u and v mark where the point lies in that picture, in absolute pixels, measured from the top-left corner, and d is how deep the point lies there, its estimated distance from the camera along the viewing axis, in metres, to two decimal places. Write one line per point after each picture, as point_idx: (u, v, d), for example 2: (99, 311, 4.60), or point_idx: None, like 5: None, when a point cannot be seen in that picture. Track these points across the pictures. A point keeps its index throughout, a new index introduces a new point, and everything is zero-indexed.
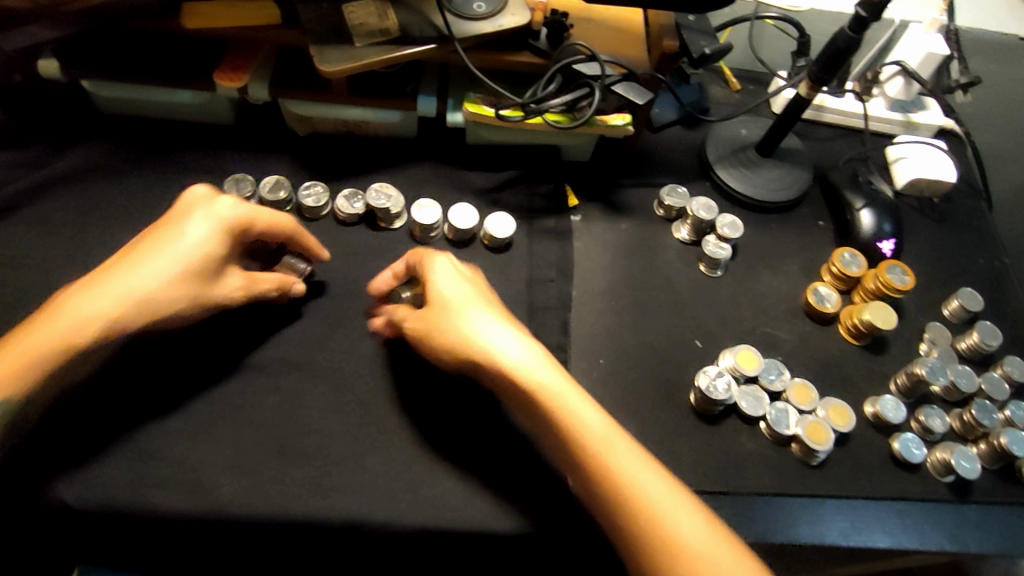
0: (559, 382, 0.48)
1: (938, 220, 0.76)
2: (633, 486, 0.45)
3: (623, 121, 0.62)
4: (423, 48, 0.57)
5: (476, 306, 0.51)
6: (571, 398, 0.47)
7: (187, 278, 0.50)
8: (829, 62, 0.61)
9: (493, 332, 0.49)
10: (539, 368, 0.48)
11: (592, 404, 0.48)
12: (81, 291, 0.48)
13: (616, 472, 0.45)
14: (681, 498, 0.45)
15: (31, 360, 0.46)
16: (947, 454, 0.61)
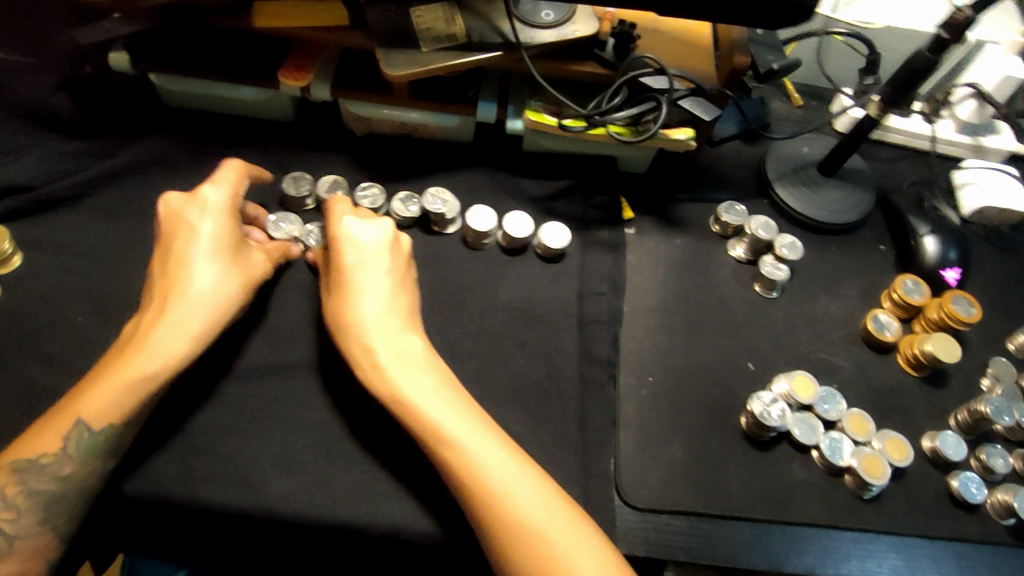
0: (454, 415, 0.50)
1: (1005, 250, 0.73)
2: (485, 480, 0.48)
3: (685, 134, 0.61)
4: (488, 56, 0.57)
5: (359, 296, 0.54)
6: (468, 435, 0.49)
7: (235, 270, 0.54)
8: (904, 82, 0.60)
9: (367, 325, 0.53)
10: (406, 357, 0.52)
11: (488, 436, 0.50)
12: (154, 316, 0.51)
13: (505, 511, 0.47)
14: (541, 502, 0.48)
15: (140, 386, 0.48)
16: (1010, 496, 0.58)
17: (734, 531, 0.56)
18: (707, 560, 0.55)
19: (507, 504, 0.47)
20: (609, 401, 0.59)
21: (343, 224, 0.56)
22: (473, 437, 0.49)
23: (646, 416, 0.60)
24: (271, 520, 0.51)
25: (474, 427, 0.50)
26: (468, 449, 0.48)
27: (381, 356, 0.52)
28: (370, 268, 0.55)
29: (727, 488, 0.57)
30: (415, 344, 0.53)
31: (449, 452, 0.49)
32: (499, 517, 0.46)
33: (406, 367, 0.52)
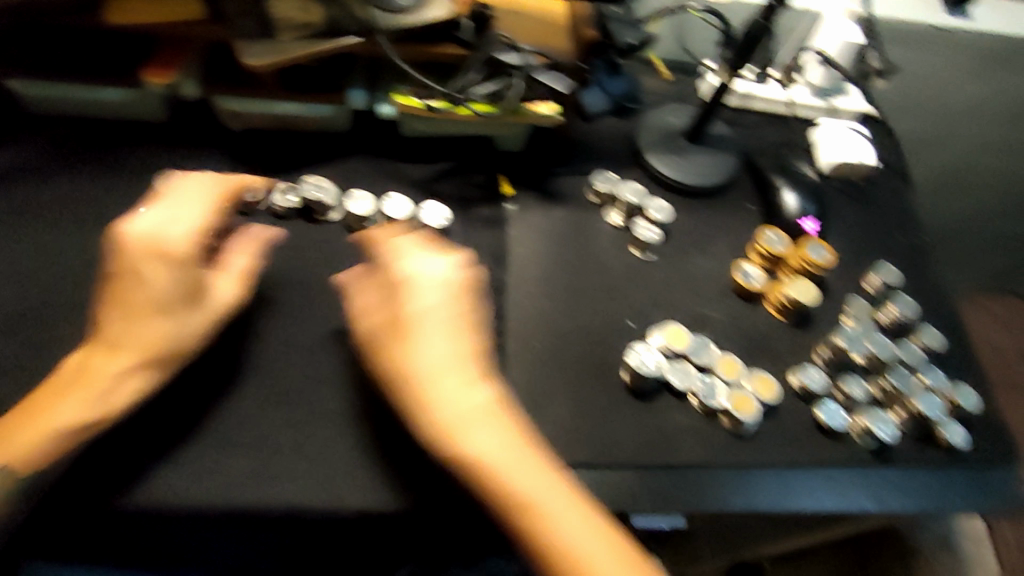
0: (485, 419, 0.52)
1: (860, 201, 0.79)
2: (520, 492, 0.50)
3: (548, 108, 0.64)
4: (348, 41, 0.59)
5: (417, 301, 0.55)
6: (490, 432, 0.51)
7: (188, 260, 0.54)
8: (744, 49, 0.65)
9: (410, 333, 0.54)
10: (444, 367, 0.53)
11: (521, 447, 0.51)
12: (105, 351, 0.51)
13: (547, 525, 0.49)
14: (535, 472, 0.51)
15: (64, 429, 0.48)
16: (867, 420, 0.64)
17: (624, 478, 0.58)
18: (599, 508, 0.57)
19: (542, 517, 0.49)
20: (496, 366, 0.62)
21: (398, 249, 0.57)
22: (500, 449, 0.51)
23: (534, 379, 0.62)
24: (161, 513, 0.51)
25: (497, 426, 0.52)
26: (510, 473, 0.50)
27: (155, 267, 0.52)
28: (422, 289, 0.55)
29: (613, 438, 0.60)
30: (444, 350, 0.54)
31: (451, 445, 0.51)
32: (541, 530, 0.48)
33: (441, 369, 0.53)
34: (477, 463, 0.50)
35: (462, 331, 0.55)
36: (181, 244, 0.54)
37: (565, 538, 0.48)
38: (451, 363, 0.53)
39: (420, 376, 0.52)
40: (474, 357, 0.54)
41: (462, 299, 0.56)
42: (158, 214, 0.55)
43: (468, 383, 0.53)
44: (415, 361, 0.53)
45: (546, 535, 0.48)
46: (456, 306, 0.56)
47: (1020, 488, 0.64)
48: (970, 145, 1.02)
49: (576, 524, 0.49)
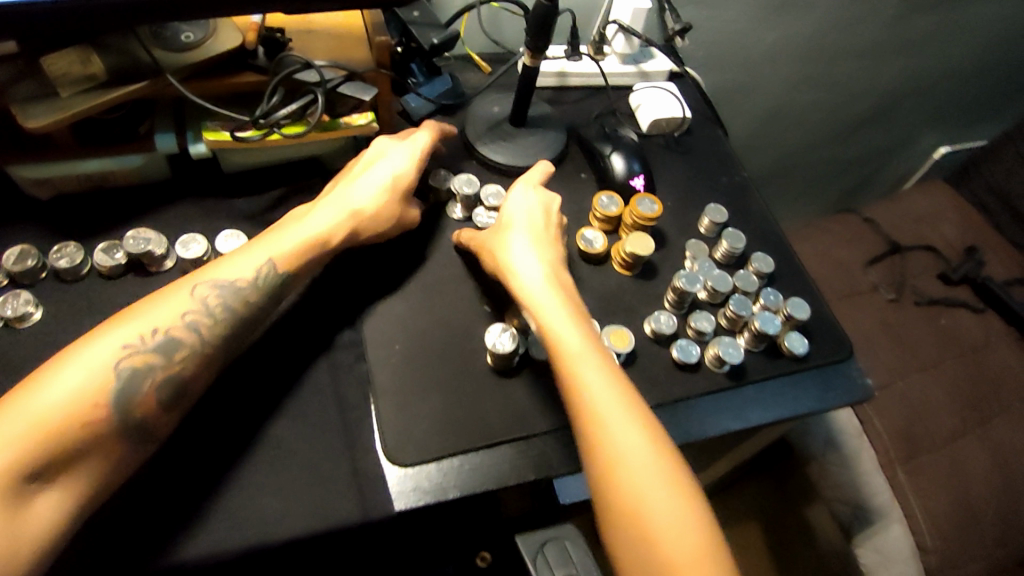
0: (569, 330, 0.59)
1: (682, 152, 0.86)
2: (593, 408, 0.55)
3: (366, 118, 0.65)
4: (133, 86, 0.57)
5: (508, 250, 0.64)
6: (567, 334, 0.58)
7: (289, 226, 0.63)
8: (539, 27, 0.68)
9: (521, 282, 0.62)
10: (537, 287, 0.61)
11: (602, 369, 0.57)
12: (120, 319, 0.55)
13: (603, 436, 0.54)
14: (603, 384, 0.56)
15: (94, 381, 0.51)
16: (716, 348, 0.69)
17: (501, 454, 0.61)
18: (481, 488, 0.59)
19: (602, 430, 0.54)
20: (361, 378, 0.64)
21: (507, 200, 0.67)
22: (582, 351, 0.57)
23: (401, 381, 0.63)
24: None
25: (578, 333, 0.59)
26: (583, 381, 0.56)
27: (300, 240, 0.62)
28: (401, 167, 0.68)
29: (487, 419, 0.62)
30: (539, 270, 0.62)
31: (561, 363, 0.57)
32: (595, 443, 0.54)
33: (342, 214, 0.65)
34: (319, 247, 0.63)
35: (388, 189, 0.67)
36: (256, 249, 0.61)
37: (614, 439, 0.53)
38: (344, 221, 0.64)
39: (370, 212, 0.66)
40: (398, 193, 0.67)
41: (550, 232, 0.67)
42: (328, 206, 0.65)
43: (375, 214, 0.66)
44: (535, 294, 0.61)
45: (602, 445, 0.53)
46: (550, 251, 0.65)
47: (854, 378, 0.72)
48: (780, 85, 1.12)
49: (632, 433, 0.53)
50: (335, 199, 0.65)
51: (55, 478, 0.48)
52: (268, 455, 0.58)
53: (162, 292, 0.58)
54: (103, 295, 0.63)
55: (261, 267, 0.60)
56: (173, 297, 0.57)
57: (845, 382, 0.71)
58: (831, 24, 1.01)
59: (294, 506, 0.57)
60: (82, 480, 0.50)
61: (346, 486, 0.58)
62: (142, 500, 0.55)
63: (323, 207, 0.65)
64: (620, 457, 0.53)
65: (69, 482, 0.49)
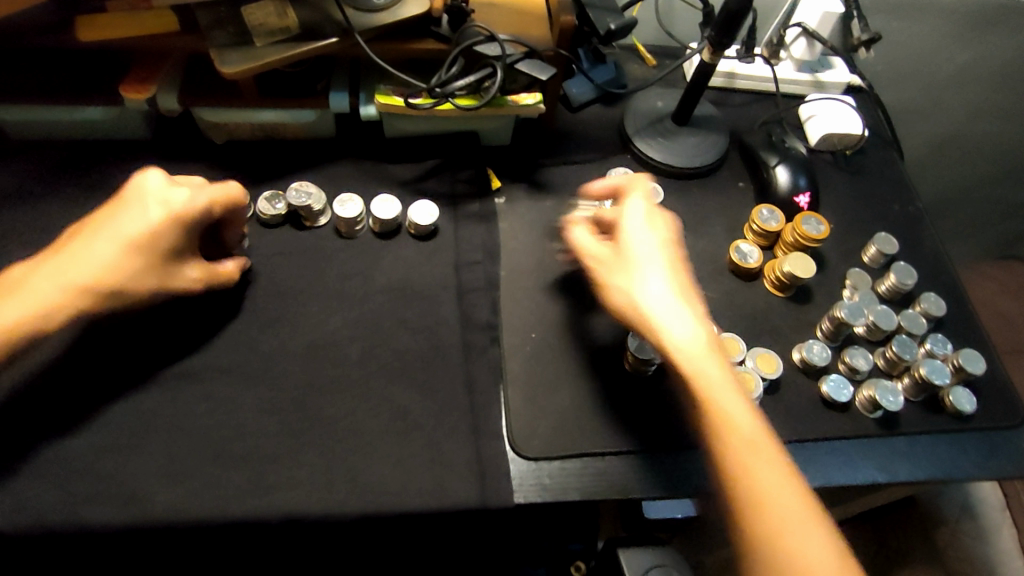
0: (721, 400, 0.47)
1: (852, 172, 0.79)
2: (769, 512, 0.43)
3: (533, 99, 0.64)
4: (325, 43, 0.59)
5: (646, 282, 0.50)
6: (729, 409, 0.46)
7: (38, 274, 0.52)
8: (726, 25, 0.63)
9: (668, 331, 0.48)
10: (680, 346, 0.48)
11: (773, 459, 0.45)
12: None
13: (789, 549, 0.42)
14: (777, 481, 0.44)
15: None
16: (872, 390, 0.63)
17: (626, 464, 0.58)
18: (601, 495, 0.57)
19: (785, 542, 0.42)
20: (493, 360, 0.62)
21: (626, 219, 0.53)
22: (751, 441, 0.45)
23: (534, 370, 0.62)
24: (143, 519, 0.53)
25: (737, 410, 0.46)
26: (757, 480, 0.44)
27: (56, 289, 0.51)
28: (135, 224, 0.53)
29: (615, 425, 0.60)
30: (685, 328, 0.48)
31: (723, 450, 0.46)
32: (777, 556, 0.42)
33: (80, 272, 0.52)
34: (90, 296, 0.52)
35: (125, 250, 0.53)
36: (32, 282, 0.51)
37: (799, 550, 0.42)
38: (85, 285, 0.52)
39: (104, 276, 0.52)
40: (134, 256, 0.53)
41: (679, 261, 0.52)
42: (89, 260, 0.52)
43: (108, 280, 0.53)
44: (689, 348, 0.48)
45: (784, 561, 0.42)
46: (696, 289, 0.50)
47: None
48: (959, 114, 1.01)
49: (821, 545, 0.42)
50: (73, 250, 0.53)
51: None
52: (394, 422, 0.58)
53: None
54: (262, 241, 0.65)
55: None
56: None
57: (1013, 451, 0.64)
58: None
59: (413, 479, 0.56)
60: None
61: (466, 468, 0.56)
62: (274, 440, 0.56)
63: (86, 250, 0.53)
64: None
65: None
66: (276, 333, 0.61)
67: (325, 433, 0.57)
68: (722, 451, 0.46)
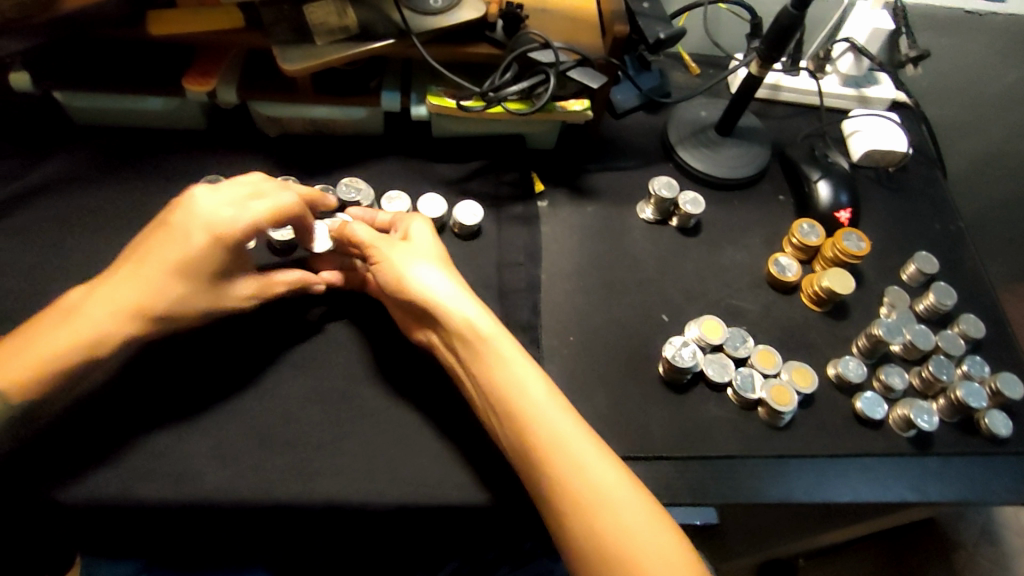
0: (511, 354, 0.54)
1: (894, 190, 0.79)
2: (554, 446, 0.50)
3: (581, 106, 0.65)
4: (383, 44, 0.60)
5: (419, 269, 0.57)
6: (518, 367, 0.53)
7: (98, 294, 0.53)
8: (777, 40, 0.64)
9: (455, 311, 0.55)
10: (474, 314, 0.55)
11: (564, 408, 0.53)
12: None
13: (568, 471, 0.50)
14: (565, 423, 0.52)
15: None
16: (907, 409, 0.63)
17: (658, 469, 0.59)
18: None
19: (570, 467, 0.50)
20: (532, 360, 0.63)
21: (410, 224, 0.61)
22: (539, 394, 0.52)
23: (571, 373, 0.63)
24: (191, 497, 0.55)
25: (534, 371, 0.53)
26: (546, 423, 0.51)
27: (106, 317, 0.52)
28: (180, 250, 0.54)
29: (649, 430, 0.61)
30: (457, 302, 0.55)
31: (507, 400, 0.52)
32: (558, 477, 0.50)
33: (131, 300, 0.53)
34: (143, 320, 0.53)
35: (172, 275, 0.54)
36: (80, 314, 0.52)
37: (573, 472, 0.50)
38: (141, 309, 0.53)
39: (154, 303, 0.53)
40: (180, 282, 0.54)
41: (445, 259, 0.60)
42: (140, 280, 0.53)
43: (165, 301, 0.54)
44: (480, 324, 0.54)
45: (566, 482, 0.49)
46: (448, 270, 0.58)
47: None
48: None
49: (608, 471, 0.50)
50: (124, 278, 0.53)
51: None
52: (434, 417, 0.59)
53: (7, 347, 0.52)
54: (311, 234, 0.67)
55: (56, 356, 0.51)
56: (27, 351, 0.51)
57: None
58: None
59: (450, 473, 0.57)
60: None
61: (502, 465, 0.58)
62: (321, 425, 0.58)
63: (133, 279, 0.53)
64: (597, 497, 0.49)
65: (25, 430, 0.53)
66: (322, 324, 0.63)
67: (367, 424, 0.59)
68: (515, 408, 0.52)
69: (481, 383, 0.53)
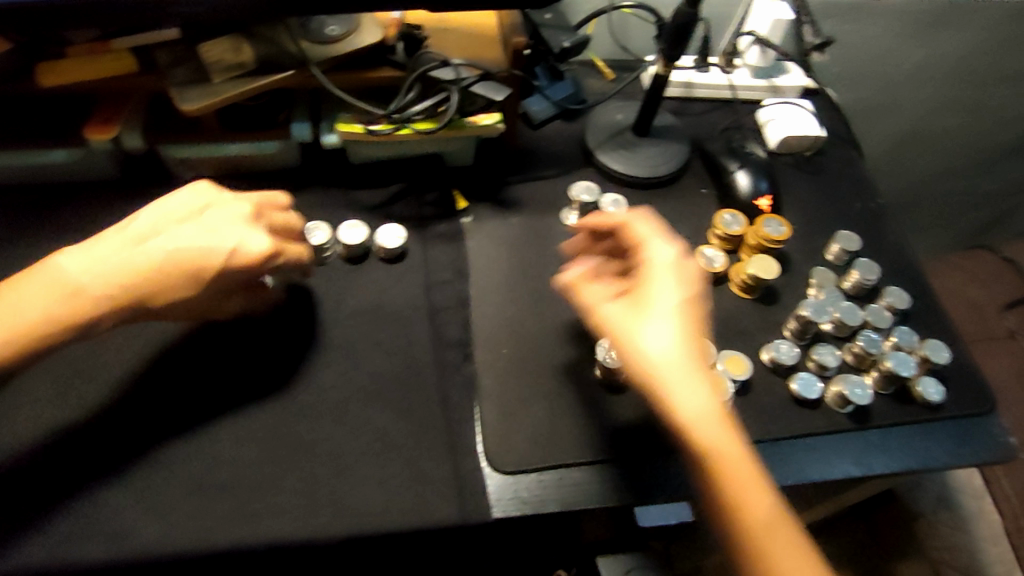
0: (724, 441, 0.44)
1: (812, 173, 0.81)
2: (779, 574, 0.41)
3: (492, 120, 0.65)
4: (280, 75, 0.60)
5: (642, 333, 0.46)
6: (738, 464, 0.44)
7: (111, 257, 0.54)
8: (675, 37, 0.65)
9: (682, 405, 0.44)
10: (698, 398, 0.44)
11: (774, 515, 0.43)
12: None
13: None
14: (787, 544, 0.42)
15: None
16: (841, 386, 0.64)
17: (602, 472, 0.59)
18: (579, 506, 0.57)
19: None
20: (466, 376, 0.63)
21: (643, 255, 0.49)
22: (765, 496, 0.43)
23: (508, 385, 0.62)
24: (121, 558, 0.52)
25: (736, 467, 0.44)
26: (764, 549, 0.42)
27: (101, 282, 0.53)
28: (204, 246, 0.55)
29: (591, 434, 0.60)
30: (689, 383, 0.45)
31: (733, 517, 0.43)
32: None
33: (129, 271, 0.53)
34: (136, 302, 0.54)
35: (187, 266, 0.54)
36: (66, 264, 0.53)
37: None
38: (138, 281, 0.53)
39: (150, 283, 0.53)
40: (178, 282, 0.54)
41: (686, 290, 0.48)
42: (149, 254, 0.54)
43: (161, 285, 0.54)
44: (693, 419, 0.44)
45: None
46: (681, 322, 0.46)
47: (997, 436, 0.65)
48: (918, 110, 1.03)
49: None
50: (142, 249, 0.54)
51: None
52: (372, 444, 0.58)
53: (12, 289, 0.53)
54: None
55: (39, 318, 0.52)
56: (22, 299, 0.52)
57: (985, 438, 0.65)
58: (984, 45, 0.92)
59: (391, 500, 0.56)
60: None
61: (445, 486, 0.57)
62: (255, 462, 0.57)
63: (142, 246, 0.54)
64: None
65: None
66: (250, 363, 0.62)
67: (304, 458, 0.57)
68: (754, 523, 0.42)
69: (708, 488, 0.44)
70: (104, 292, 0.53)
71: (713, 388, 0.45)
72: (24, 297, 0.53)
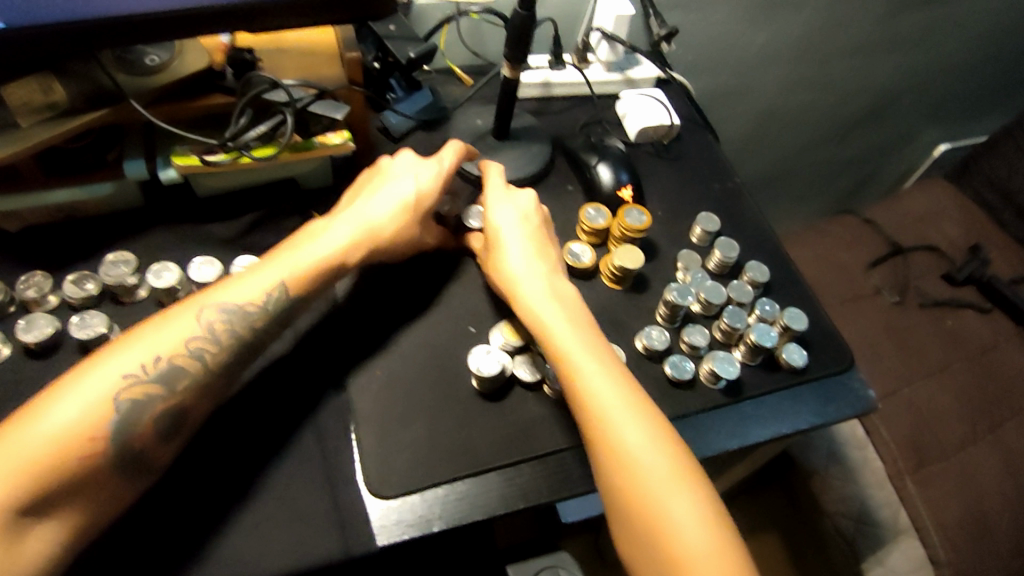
0: (588, 363, 0.58)
1: (672, 159, 0.83)
2: (629, 467, 0.54)
3: (341, 138, 0.63)
4: (97, 114, 0.56)
5: (501, 257, 0.64)
6: (598, 384, 0.57)
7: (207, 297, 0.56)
8: (515, 39, 0.65)
9: (558, 340, 0.59)
10: (574, 339, 0.59)
11: (641, 422, 0.55)
12: (31, 414, 0.48)
13: (651, 502, 0.53)
14: (648, 446, 0.54)
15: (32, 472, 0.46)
16: (711, 363, 0.66)
17: (488, 483, 0.58)
18: (467, 520, 0.56)
19: (645, 495, 0.53)
20: (341, 403, 0.61)
21: (495, 207, 0.66)
22: (621, 411, 0.56)
23: (385, 407, 0.61)
24: None
25: (619, 390, 0.57)
26: (623, 445, 0.54)
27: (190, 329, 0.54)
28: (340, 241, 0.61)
29: (475, 446, 0.60)
30: (558, 319, 0.60)
31: (598, 433, 0.55)
32: (632, 506, 0.53)
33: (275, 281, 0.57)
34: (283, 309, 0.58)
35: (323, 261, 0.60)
36: (266, 269, 0.58)
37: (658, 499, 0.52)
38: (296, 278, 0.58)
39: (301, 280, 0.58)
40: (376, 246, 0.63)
41: (538, 239, 0.65)
42: (281, 264, 0.58)
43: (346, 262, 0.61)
44: (569, 348, 0.58)
45: (644, 510, 0.53)
46: (549, 276, 0.63)
47: (857, 389, 0.69)
48: (772, 89, 1.08)
49: (681, 494, 0.53)
50: (278, 260, 0.59)
51: (49, 511, 0.46)
52: (245, 489, 0.56)
53: (70, 378, 0.50)
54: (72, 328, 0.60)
55: (138, 378, 0.51)
56: (111, 371, 0.50)
57: (847, 393, 0.68)
58: (820, 25, 0.98)
59: (270, 544, 0.54)
60: (80, 511, 0.48)
61: (325, 521, 0.55)
62: (124, 520, 0.53)
63: (294, 261, 0.59)
64: (676, 530, 0.52)
65: (65, 515, 0.47)
66: None
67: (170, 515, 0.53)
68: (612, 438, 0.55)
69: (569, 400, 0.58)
70: (217, 327, 0.55)
71: (587, 332, 0.60)
72: (98, 377, 0.50)
